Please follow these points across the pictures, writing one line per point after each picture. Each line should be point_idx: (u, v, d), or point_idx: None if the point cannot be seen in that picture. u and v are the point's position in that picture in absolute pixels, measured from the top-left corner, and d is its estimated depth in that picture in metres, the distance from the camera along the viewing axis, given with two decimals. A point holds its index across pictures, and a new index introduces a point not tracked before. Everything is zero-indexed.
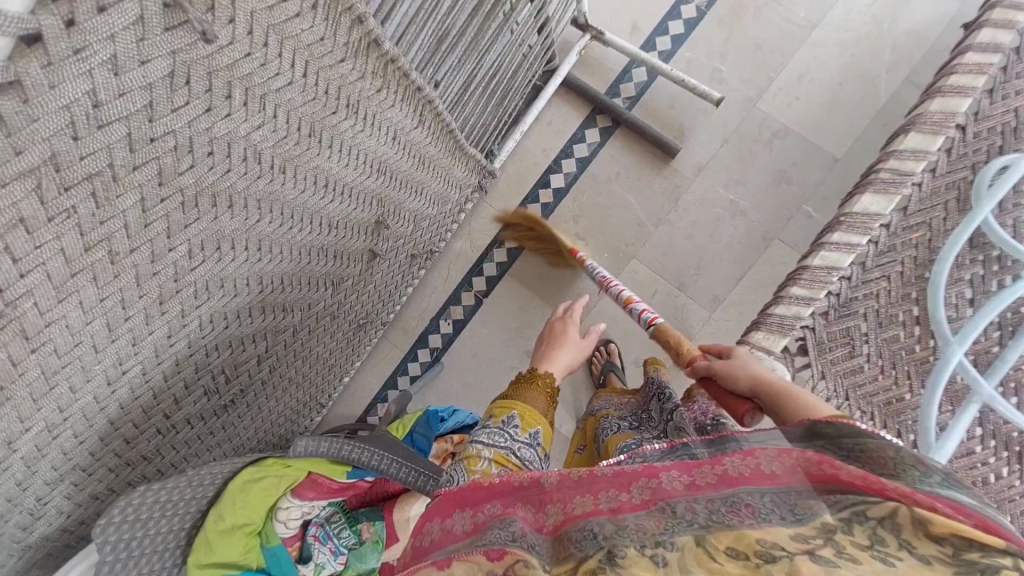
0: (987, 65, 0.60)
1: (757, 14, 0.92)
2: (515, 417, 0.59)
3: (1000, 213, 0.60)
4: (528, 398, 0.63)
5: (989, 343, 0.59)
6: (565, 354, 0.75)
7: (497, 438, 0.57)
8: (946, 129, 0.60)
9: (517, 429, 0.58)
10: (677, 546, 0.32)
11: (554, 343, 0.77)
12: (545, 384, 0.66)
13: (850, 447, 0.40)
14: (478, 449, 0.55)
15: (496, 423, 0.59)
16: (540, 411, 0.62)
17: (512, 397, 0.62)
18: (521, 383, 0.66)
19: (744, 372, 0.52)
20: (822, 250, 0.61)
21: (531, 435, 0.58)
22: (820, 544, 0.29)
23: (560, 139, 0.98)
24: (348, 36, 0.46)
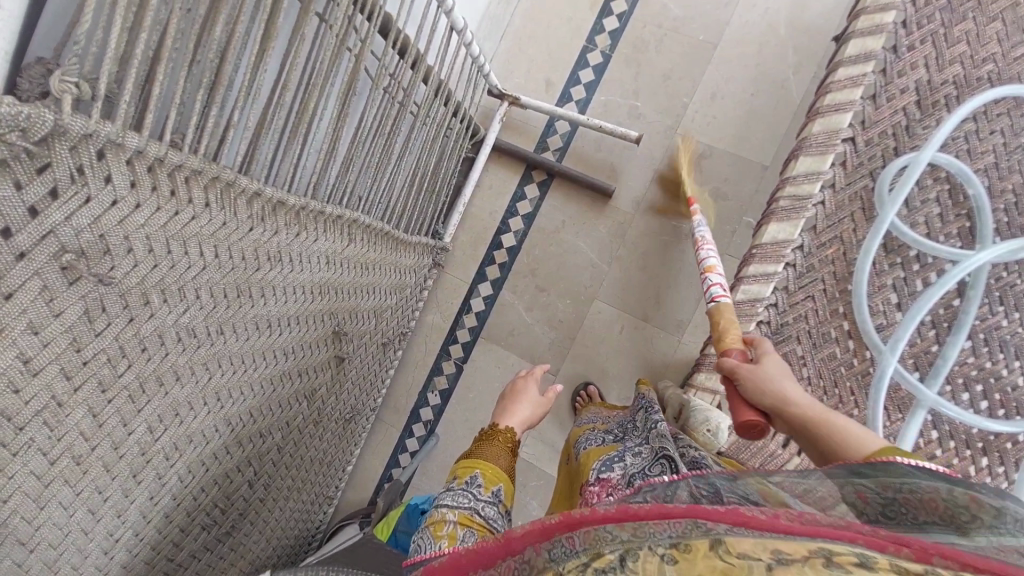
0: (862, 76, 0.61)
1: (659, 45, 0.96)
2: (478, 476, 0.61)
3: (911, 213, 0.61)
4: (488, 454, 0.65)
5: (927, 342, 0.58)
6: (523, 406, 0.77)
7: (461, 499, 0.58)
8: (833, 148, 0.61)
9: (480, 489, 0.60)
10: (688, 549, 0.31)
11: (515, 396, 0.79)
12: (505, 440, 0.68)
13: (894, 488, 0.40)
14: (442, 512, 0.56)
15: (460, 483, 0.61)
16: (502, 467, 0.64)
17: (474, 455, 0.64)
18: (479, 441, 0.68)
19: (784, 389, 0.49)
20: (742, 284, 0.62)
21: (494, 492, 0.60)
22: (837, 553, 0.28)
23: (503, 201, 1.03)
24: (250, 210, 0.51)
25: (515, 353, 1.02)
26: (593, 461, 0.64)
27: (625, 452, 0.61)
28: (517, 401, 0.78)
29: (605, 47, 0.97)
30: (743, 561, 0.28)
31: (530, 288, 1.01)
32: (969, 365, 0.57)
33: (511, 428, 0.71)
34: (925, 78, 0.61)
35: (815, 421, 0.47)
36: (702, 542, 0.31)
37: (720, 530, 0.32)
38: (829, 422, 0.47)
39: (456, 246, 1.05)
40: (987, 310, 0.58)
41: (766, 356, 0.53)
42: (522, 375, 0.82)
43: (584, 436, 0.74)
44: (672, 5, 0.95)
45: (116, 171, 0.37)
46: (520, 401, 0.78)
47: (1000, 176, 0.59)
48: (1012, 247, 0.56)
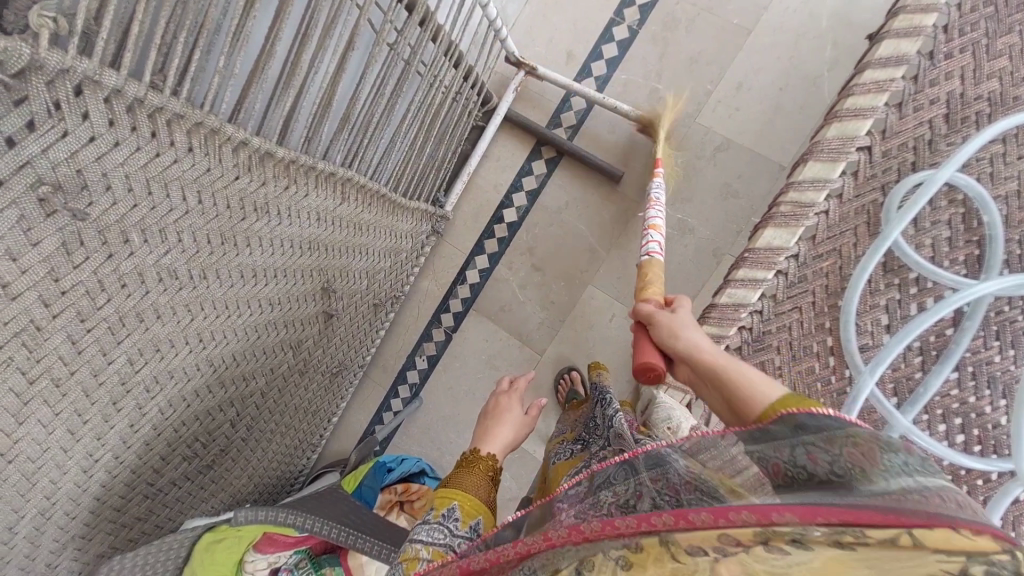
0: (890, 81, 0.57)
1: (690, 25, 0.90)
2: (455, 508, 0.51)
3: (918, 233, 0.58)
4: (467, 484, 0.56)
5: (912, 368, 0.56)
6: (506, 426, 0.71)
7: (434, 536, 0.48)
8: (846, 155, 0.58)
9: (459, 523, 0.50)
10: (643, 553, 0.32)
11: (497, 417, 0.72)
12: (487, 466, 0.59)
13: (843, 442, 0.35)
14: (414, 550, 0.46)
15: (434, 517, 0.51)
16: (482, 499, 0.55)
17: (453, 483, 0.55)
18: (457, 468, 0.59)
19: (682, 337, 0.48)
20: (729, 287, 0.61)
21: (473, 527, 0.50)
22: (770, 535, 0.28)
23: (509, 174, 1.01)
24: (235, 158, 0.51)
25: (504, 328, 1.02)
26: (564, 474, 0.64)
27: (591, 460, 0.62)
28: (499, 422, 0.71)
29: (633, 22, 0.93)
30: (692, 559, 0.30)
31: (526, 265, 1.01)
32: (951, 396, 0.56)
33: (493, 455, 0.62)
34: (959, 91, 0.56)
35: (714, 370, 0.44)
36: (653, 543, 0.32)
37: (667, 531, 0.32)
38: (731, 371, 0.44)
39: (458, 215, 1.04)
40: (981, 343, 0.55)
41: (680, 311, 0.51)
42: (502, 395, 0.77)
43: (556, 449, 0.73)
44: None
45: (94, 108, 0.37)
46: (502, 421, 0.72)
47: (1022, 206, 0.55)
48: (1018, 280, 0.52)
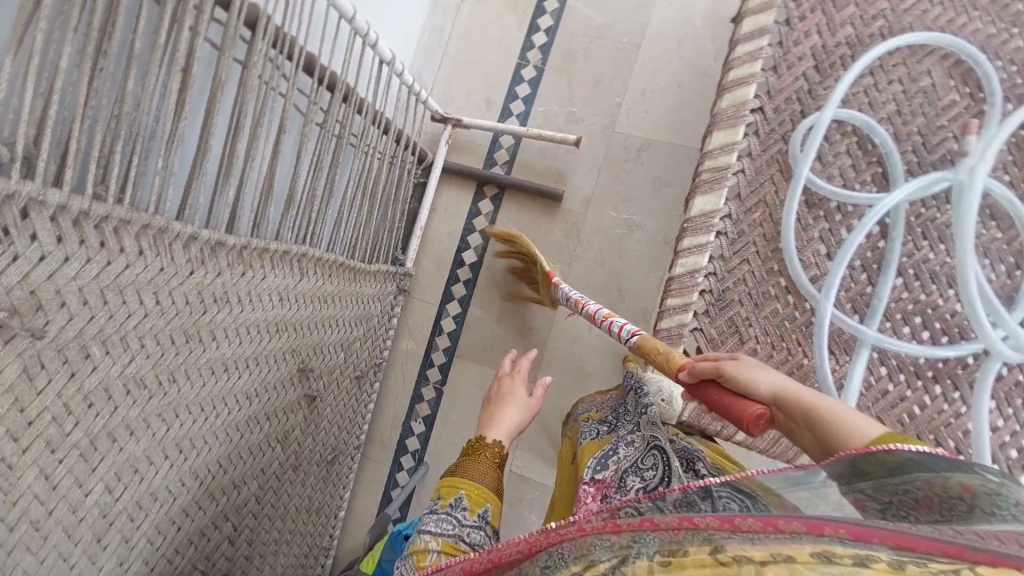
0: (758, 50, 0.65)
1: (586, 53, 1.01)
2: (463, 499, 0.60)
3: (826, 167, 0.63)
4: (474, 474, 0.64)
5: (862, 285, 0.60)
6: (510, 412, 0.76)
7: (445, 525, 0.58)
8: (742, 119, 0.65)
9: (466, 512, 0.59)
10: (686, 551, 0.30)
11: (502, 402, 0.78)
12: (490, 455, 0.67)
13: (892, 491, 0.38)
14: (425, 540, 0.56)
15: (445, 506, 0.60)
16: (489, 487, 0.63)
17: (460, 474, 0.64)
18: (463, 457, 0.67)
19: (766, 380, 0.49)
20: (680, 258, 0.65)
21: (480, 515, 0.59)
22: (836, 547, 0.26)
23: (459, 220, 1.06)
24: (187, 254, 0.52)
25: (492, 366, 1.03)
26: (591, 455, 0.63)
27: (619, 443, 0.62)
28: (504, 407, 0.77)
29: (537, 62, 1.03)
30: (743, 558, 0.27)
31: (497, 300, 1.03)
32: (905, 299, 0.59)
33: (498, 442, 0.70)
34: (819, 45, 0.65)
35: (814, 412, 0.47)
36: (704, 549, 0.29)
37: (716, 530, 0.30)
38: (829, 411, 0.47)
39: (421, 270, 1.07)
40: (911, 246, 0.60)
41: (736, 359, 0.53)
42: (504, 377, 0.81)
43: (581, 427, 0.72)
44: (594, 15, 1.02)
45: (41, 228, 0.39)
46: (506, 406, 0.77)
47: (904, 121, 0.62)
48: (928, 180, 0.59)
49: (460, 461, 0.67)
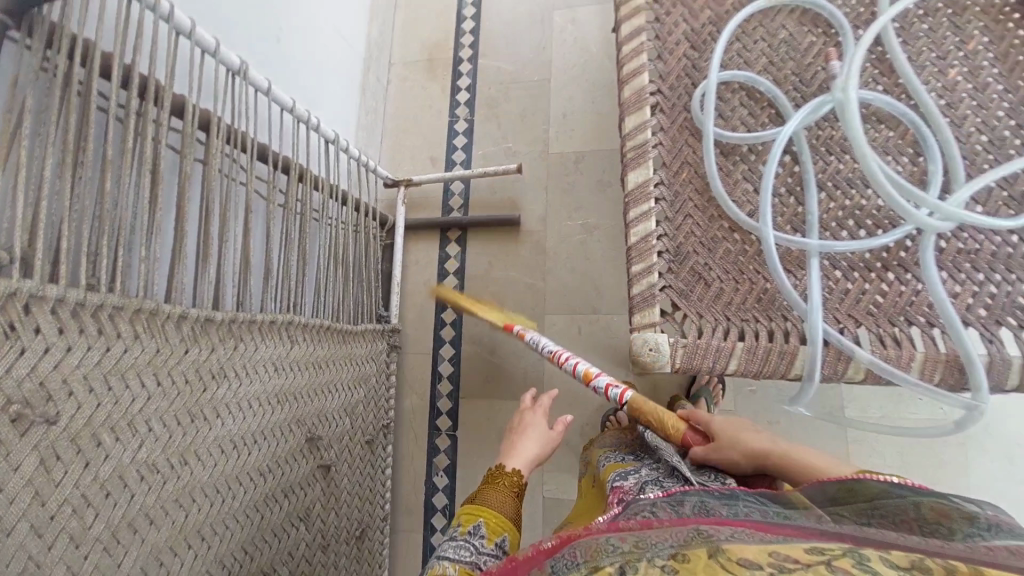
0: (641, 45, 0.76)
1: (506, 97, 1.14)
2: (481, 527, 0.61)
3: (728, 120, 0.72)
4: (492, 503, 0.65)
5: (794, 207, 0.66)
6: (529, 444, 0.75)
7: (462, 552, 0.58)
8: (645, 102, 0.74)
9: (483, 540, 0.60)
10: (694, 560, 0.40)
11: (522, 433, 0.77)
12: (507, 484, 0.67)
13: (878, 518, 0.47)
14: (444, 566, 0.55)
15: (463, 533, 0.60)
16: (507, 516, 0.64)
17: (479, 503, 0.64)
18: (482, 484, 0.68)
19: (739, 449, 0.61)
20: (631, 229, 0.70)
21: (497, 544, 0.60)
22: (835, 556, 0.37)
23: (432, 268, 1.11)
24: (180, 332, 0.55)
25: (496, 395, 1.03)
26: (612, 473, 0.68)
27: (638, 465, 0.66)
28: (524, 438, 0.76)
29: (465, 115, 1.15)
30: (748, 573, 0.37)
31: (486, 331, 1.06)
32: (834, 208, 0.64)
33: (517, 472, 0.70)
34: (688, 29, 0.76)
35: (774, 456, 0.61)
36: (702, 554, 0.40)
37: (721, 536, 0.42)
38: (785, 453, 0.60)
39: (407, 324, 1.10)
40: (822, 163, 0.66)
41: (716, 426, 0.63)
42: (526, 408, 0.79)
43: (604, 454, 0.77)
44: (504, 66, 1.15)
45: (43, 322, 0.43)
46: (525, 437, 0.76)
47: (778, 69, 0.72)
48: (818, 102, 0.65)
49: (479, 488, 0.68)
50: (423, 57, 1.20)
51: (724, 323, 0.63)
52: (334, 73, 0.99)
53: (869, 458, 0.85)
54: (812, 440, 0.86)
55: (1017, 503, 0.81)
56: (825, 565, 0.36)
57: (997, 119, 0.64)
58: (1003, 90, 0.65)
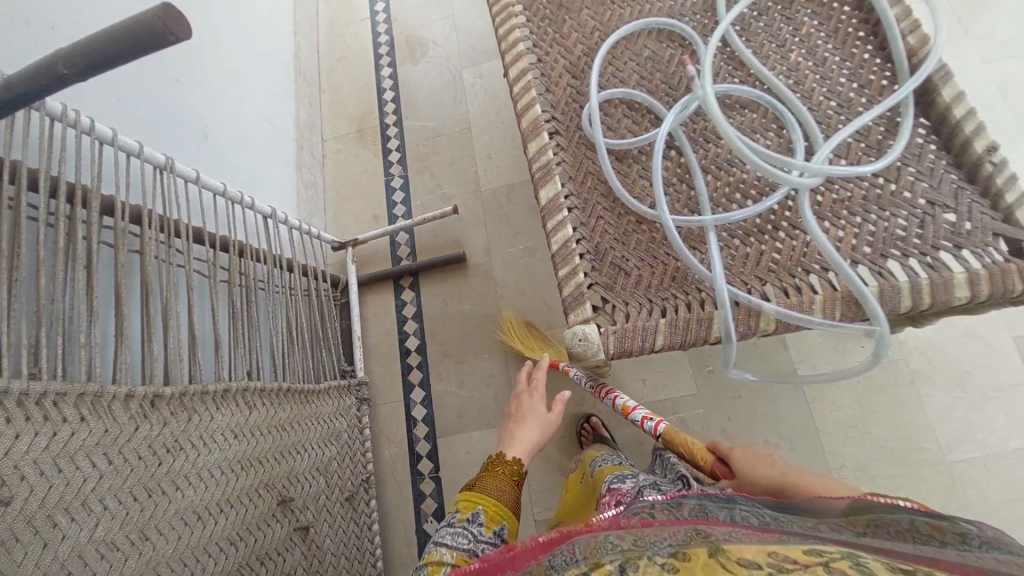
0: (529, 82, 0.85)
1: (434, 149, 1.23)
2: (480, 515, 0.67)
3: (617, 131, 0.80)
4: (492, 492, 0.70)
5: (688, 191, 0.73)
6: (526, 432, 0.79)
7: (461, 538, 0.64)
8: (542, 128, 0.82)
9: (481, 527, 0.66)
10: (692, 557, 0.41)
11: (521, 420, 0.81)
12: (505, 473, 0.73)
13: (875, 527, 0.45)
14: (442, 552, 0.62)
15: (462, 520, 0.67)
16: (506, 506, 0.70)
17: (478, 490, 0.70)
18: (482, 473, 0.74)
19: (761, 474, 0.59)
20: (551, 238, 0.76)
21: (494, 532, 0.66)
22: (833, 558, 0.37)
23: (390, 317, 1.15)
24: (128, 411, 0.57)
25: (473, 428, 1.05)
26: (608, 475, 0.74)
27: (636, 473, 0.71)
28: (523, 425, 0.80)
29: (400, 172, 1.23)
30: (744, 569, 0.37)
31: (452, 367, 1.09)
32: (722, 185, 0.71)
33: (517, 461, 0.75)
34: (568, 61, 0.86)
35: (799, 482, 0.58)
36: (701, 552, 0.41)
37: (720, 535, 0.43)
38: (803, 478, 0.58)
39: (375, 377, 1.12)
40: (703, 150, 0.74)
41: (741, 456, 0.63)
42: (525, 394, 0.82)
43: (599, 456, 0.83)
44: (428, 123, 1.26)
45: None
46: (525, 425, 0.80)
47: (650, 81, 0.82)
48: (686, 100, 0.74)
49: (480, 477, 0.73)
50: (353, 130, 1.30)
51: (647, 305, 0.68)
52: (267, 156, 1.08)
53: (831, 413, 0.88)
54: (773, 406, 0.90)
55: (979, 426, 0.84)
56: (822, 566, 0.36)
57: (840, 85, 0.74)
58: (841, 60, 0.76)
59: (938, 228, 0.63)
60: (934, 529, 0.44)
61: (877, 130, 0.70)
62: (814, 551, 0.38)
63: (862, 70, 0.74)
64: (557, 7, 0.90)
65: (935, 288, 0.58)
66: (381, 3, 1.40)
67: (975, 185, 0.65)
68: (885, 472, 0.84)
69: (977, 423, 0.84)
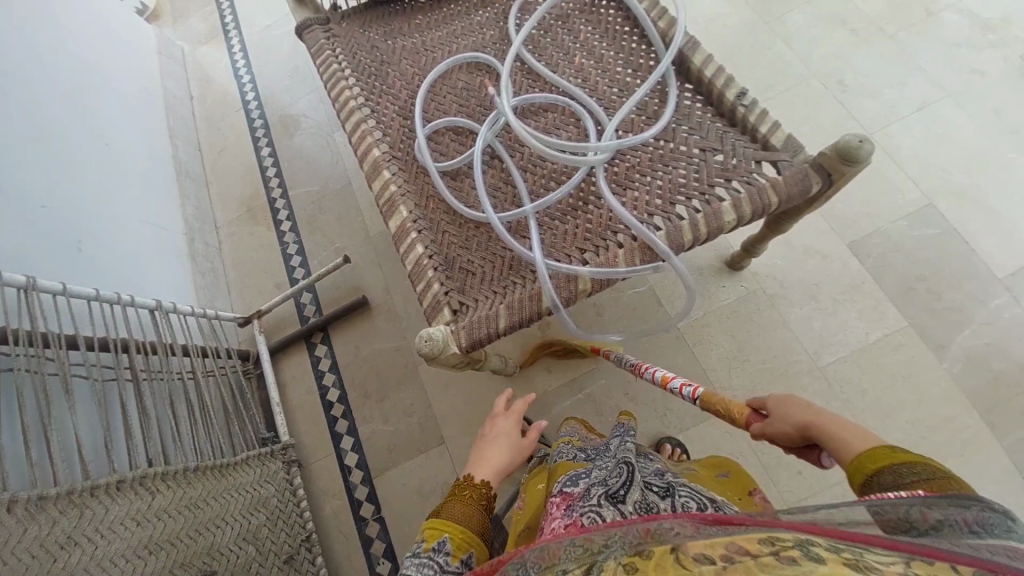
0: (367, 132, 0.91)
1: (321, 210, 1.31)
2: (446, 543, 0.64)
3: (447, 155, 0.87)
4: (458, 517, 0.67)
5: (509, 190, 0.81)
6: (497, 452, 0.77)
7: (426, 571, 0.62)
8: (382, 167, 0.88)
9: (448, 557, 0.63)
10: (652, 555, 0.39)
11: (494, 443, 0.78)
12: (475, 498, 0.69)
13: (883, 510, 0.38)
14: None
15: (427, 550, 0.64)
16: (474, 530, 0.67)
17: (445, 516, 0.66)
18: (451, 496, 0.70)
19: (786, 418, 0.54)
20: (405, 260, 0.82)
21: (462, 561, 0.63)
22: (787, 545, 0.32)
23: (309, 375, 1.18)
24: (13, 516, 0.59)
25: (406, 458, 1.08)
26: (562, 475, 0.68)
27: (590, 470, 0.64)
28: (496, 447, 0.77)
29: (293, 238, 1.30)
30: (695, 567, 0.35)
31: (375, 408, 1.13)
32: (535, 179, 0.81)
33: (487, 484, 0.72)
34: (403, 108, 0.92)
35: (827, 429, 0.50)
36: (662, 550, 0.39)
37: (692, 529, 0.39)
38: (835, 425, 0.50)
39: (303, 438, 1.14)
40: (518, 154, 0.83)
41: (781, 397, 0.57)
42: (501, 416, 0.80)
43: (559, 449, 0.78)
44: (312, 188, 1.33)
45: None
46: (499, 447, 0.78)
47: (467, 106, 0.90)
48: (493, 116, 0.83)
49: (450, 501, 0.69)
50: (244, 211, 1.36)
51: (492, 297, 0.75)
52: (153, 255, 1.12)
53: (712, 352, 0.97)
54: (660, 361, 0.98)
55: (834, 328, 0.94)
56: (769, 557, 0.32)
57: (618, 73, 0.85)
58: (615, 52, 0.87)
59: (710, 168, 0.72)
60: (923, 516, 0.36)
61: (652, 102, 0.80)
62: (774, 539, 0.34)
63: (631, 56, 0.85)
64: (380, 64, 0.97)
65: (709, 220, 0.68)
66: (251, 92, 1.50)
67: (736, 127, 0.76)
68: (768, 390, 0.92)
69: (834, 327, 0.95)
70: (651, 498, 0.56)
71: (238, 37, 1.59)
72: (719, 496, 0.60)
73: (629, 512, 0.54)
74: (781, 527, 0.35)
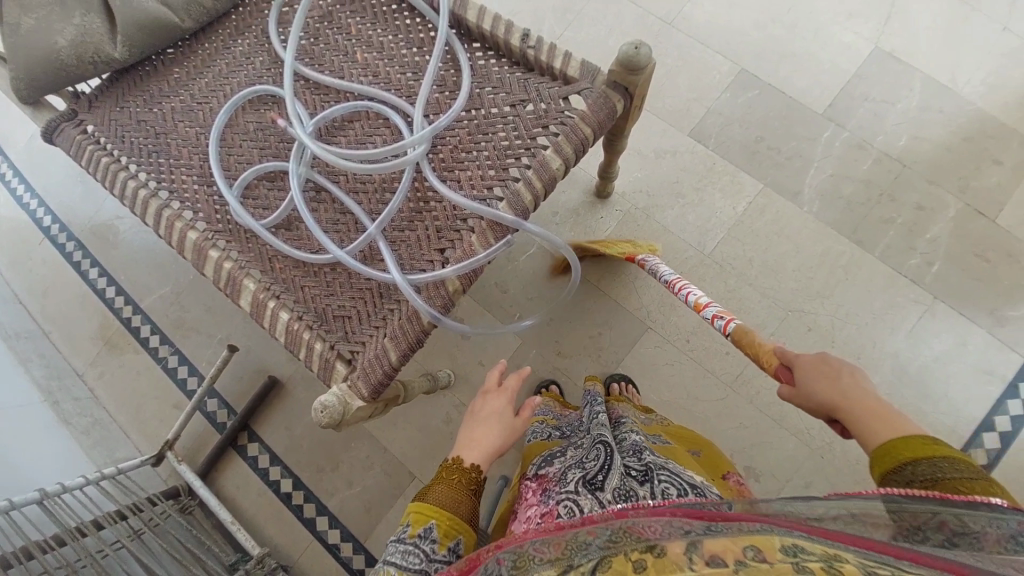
0: (174, 215, 0.80)
1: (188, 309, 1.19)
2: (433, 529, 0.52)
3: (269, 206, 0.79)
4: (451, 498, 0.55)
5: (348, 218, 0.75)
6: (486, 431, 0.62)
7: (410, 558, 0.52)
8: (204, 246, 0.78)
9: (434, 545, 0.52)
10: (660, 552, 0.36)
11: (484, 423, 0.63)
12: (463, 480, 0.56)
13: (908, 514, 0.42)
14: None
15: (412, 535, 0.53)
16: (466, 514, 0.54)
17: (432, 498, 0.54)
18: (441, 476, 0.57)
19: (819, 388, 0.55)
20: (274, 331, 0.74)
21: (450, 550, 0.52)
22: (812, 558, 0.31)
23: (252, 477, 1.10)
24: None
25: (386, 507, 1.05)
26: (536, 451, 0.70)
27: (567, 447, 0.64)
28: (485, 429, 0.62)
29: (171, 351, 1.17)
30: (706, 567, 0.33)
31: (334, 475, 1.08)
32: (367, 197, 0.75)
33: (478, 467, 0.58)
34: (201, 176, 0.82)
35: (860, 410, 0.51)
36: (673, 548, 0.36)
37: (698, 530, 0.38)
38: (869, 405, 0.51)
39: (275, 539, 1.06)
40: (340, 178, 0.77)
41: (817, 360, 0.57)
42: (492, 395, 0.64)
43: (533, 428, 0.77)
44: (167, 290, 1.20)
45: None
46: (490, 426, 0.63)
47: (269, 148, 0.82)
48: (297, 149, 0.76)
49: (441, 480, 0.57)
50: (102, 346, 1.20)
51: (379, 333, 0.70)
52: (26, 431, 0.96)
53: None
54: None
55: (703, 216, 1.02)
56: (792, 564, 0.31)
57: (405, 56, 0.80)
58: (394, 35, 0.81)
59: (526, 120, 0.71)
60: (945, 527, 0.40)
61: (448, 73, 0.76)
62: (795, 548, 0.33)
63: (410, 34, 0.81)
64: (156, 136, 0.84)
65: (540, 174, 0.68)
66: (48, 216, 1.30)
67: (534, 70, 0.74)
68: None
69: (705, 214, 1.02)
70: (629, 484, 0.53)
71: (4, 160, 1.35)
72: (697, 475, 0.58)
73: (608, 500, 0.52)
74: (792, 533, 0.35)
